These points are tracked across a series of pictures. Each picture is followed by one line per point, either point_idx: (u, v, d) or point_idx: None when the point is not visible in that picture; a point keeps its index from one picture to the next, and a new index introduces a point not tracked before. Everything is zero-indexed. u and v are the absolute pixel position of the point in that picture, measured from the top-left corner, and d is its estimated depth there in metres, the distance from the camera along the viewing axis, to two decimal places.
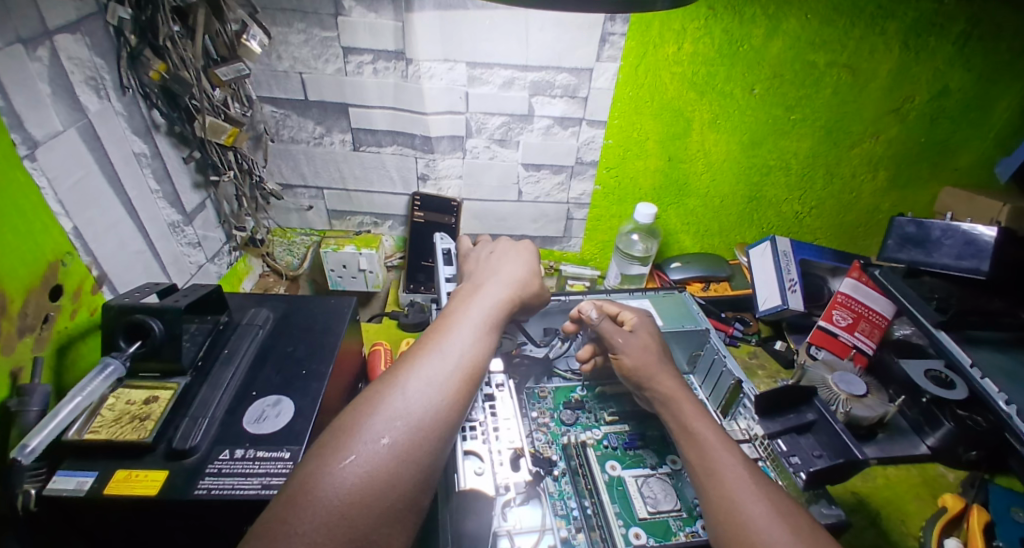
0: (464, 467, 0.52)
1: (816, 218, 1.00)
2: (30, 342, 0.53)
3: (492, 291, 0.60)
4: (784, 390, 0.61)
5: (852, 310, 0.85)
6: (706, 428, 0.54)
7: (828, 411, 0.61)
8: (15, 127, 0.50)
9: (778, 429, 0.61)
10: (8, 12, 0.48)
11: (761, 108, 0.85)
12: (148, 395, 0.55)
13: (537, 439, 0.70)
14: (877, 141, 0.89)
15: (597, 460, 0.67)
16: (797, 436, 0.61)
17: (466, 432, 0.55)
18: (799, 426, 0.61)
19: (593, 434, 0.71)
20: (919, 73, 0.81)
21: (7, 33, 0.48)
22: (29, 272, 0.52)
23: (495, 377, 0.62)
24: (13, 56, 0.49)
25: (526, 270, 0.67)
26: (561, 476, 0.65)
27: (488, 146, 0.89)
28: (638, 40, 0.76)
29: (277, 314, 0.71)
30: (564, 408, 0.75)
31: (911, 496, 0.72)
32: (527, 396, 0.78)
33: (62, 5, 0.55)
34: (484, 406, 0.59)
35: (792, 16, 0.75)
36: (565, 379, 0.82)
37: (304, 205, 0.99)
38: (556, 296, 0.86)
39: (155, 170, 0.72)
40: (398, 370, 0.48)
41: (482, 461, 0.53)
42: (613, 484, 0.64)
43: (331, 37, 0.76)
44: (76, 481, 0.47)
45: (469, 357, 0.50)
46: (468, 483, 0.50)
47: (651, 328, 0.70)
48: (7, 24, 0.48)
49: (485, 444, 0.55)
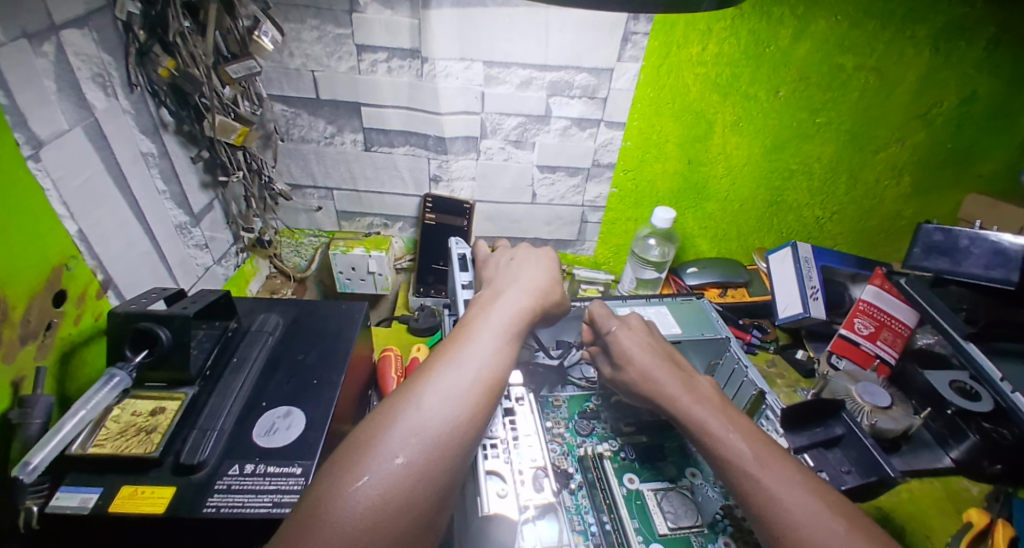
0: (488, 489, 0.48)
1: (836, 223, 0.98)
2: (33, 350, 0.51)
3: (512, 299, 0.58)
4: (811, 403, 0.59)
5: (874, 318, 0.83)
6: (718, 426, 0.50)
7: (856, 425, 0.59)
8: (19, 127, 0.48)
9: (805, 443, 0.60)
10: (14, 6, 0.46)
11: (785, 111, 0.82)
12: (154, 406, 0.54)
13: (553, 451, 0.68)
14: (903, 146, 0.87)
15: (614, 472, 0.65)
16: (825, 451, 0.60)
17: (487, 450, 0.51)
18: (827, 441, 0.60)
19: (611, 445, 0.69)
20: (949, 77, 0.79)
21: (12, 28, 0.46)
22: (34, 276, 0.50)
23: (514, 390, 0.60)
24: (18, 51, 0.47)
25: (545, 275, 0.64)
26: (578, 489, 0.64)
27: (503, 147, 0.87)
28: (661, 40, 0.74)
29: (287, 319, 0.69)
30: (579, 418, 0.74)
31: (932, 510, 0.69)
32: (541, 404, 0.76)
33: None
34: (504, 422, 0.55)
35: (821, 18, 0.73)
36: (579, 387, 0.80)
37: (313, 205, 0.97)
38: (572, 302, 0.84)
39: (162, 171, 0.70)
40: (414, 382, 0.46)
41: (505, 482, 0.49)
42: (631, 497, 0.62)
43: (345, 34, 0.74)
44: (80, 497, 0.45)
45: (489, 370, 0.48)
46: (492, 506, 0.46)
47: (630, 341, 0.61)
48: (11, 18, 0.46)
49: (507, 462, 0.51)
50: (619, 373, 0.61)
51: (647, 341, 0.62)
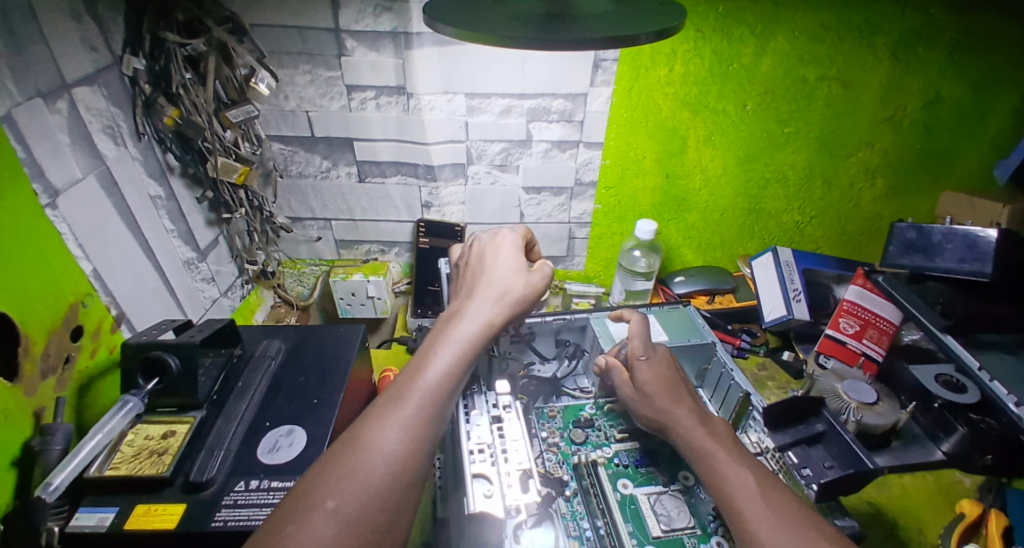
0: (473, 490, 0.50)
1: (817, 227, 1.01)
2: (52, 384, 0.55)
3: (484, 310, 0.53)
4: (792, 400, 0.62)
5: (860, 317, 0.84)
6: (727, 459, 0.52)
7: (837, 423, 0.61)
8: (37, 177, 0.53)
9: (788, 441, 0.62)
10: (28, 69, 0.51)
11: (755, 123, 0.86)
12: (166, 430, 0.57)
13: (547, 460, 0.70)
14: (873, 150, 0.90)
15: (608, 479, 0.66)
16: (808, 448, 0.62)
17: (473, 454, 0.54)
18: (809, 437, 0.62)
19: (604, 452, 0.70)
20: (910, 83, 0.83)
21: (27, 87, 0.51)
22: (51, 315, 0.54)
23: (501, 398, 0.62)
24: (33, 108, 0.52)
25: (519, 281, 0.57)
26: (573, 496, 0.66)
27: (489, 171, 0.92)
28: (630, 65, 0.79)
29: (289, 344, 0.72)
30: (574, 427, 0.75)
31: (926, 505, 0.70)
32: (537, 416, 0.78)
33: (80, 60, 0.58)
34: (491, 428, 0.58)
35: (780, 35, 0.77)
36: (574, 397, 0.83)
37: (312, 236, 1.02)
38: (560, 314, 0.86)
39: (169, 211, 0.75)
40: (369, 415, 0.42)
41: (490, 484, 0.51)
42: (625, 502, 0.63)
43: (335, 76, 0.80)
44: (98, 516, 0.49)
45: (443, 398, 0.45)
46: (478, 506, 0.49)
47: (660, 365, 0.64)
48: (26, 79, 0.51)
49: (493, 466, 0.53)
50: (636, 397, 0.64)
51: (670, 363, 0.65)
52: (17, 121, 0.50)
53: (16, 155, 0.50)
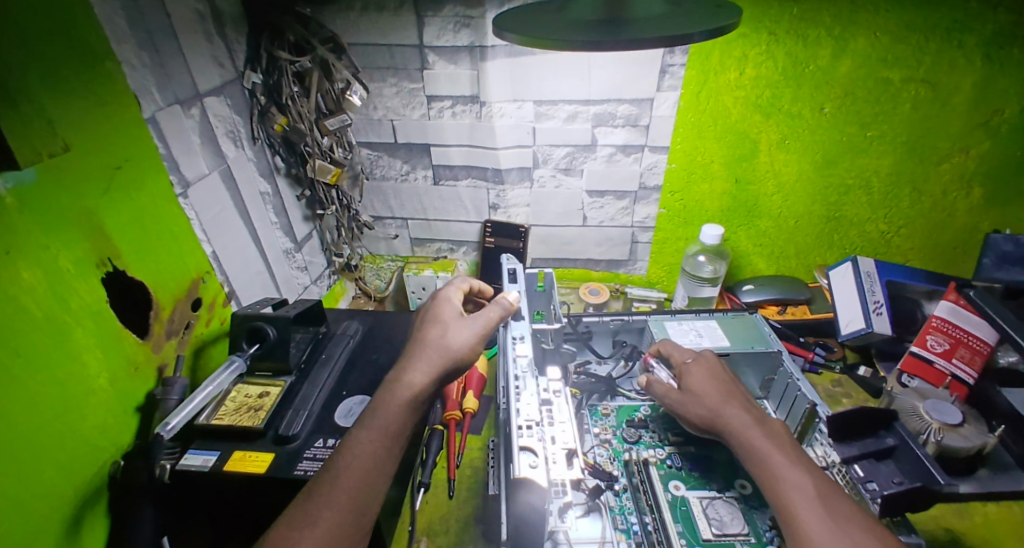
0: (519, 459, 0.52)
1: (905, 238, 0.93)
2: (174, 343, 0.66)
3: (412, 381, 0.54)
4: (862, 412, 0.57)
5: (949, 335, 0.76)
6: (785, 462, 0.50)
7: (911, 438, 0.57)
8: (173, 170, 0.65)
9: (855, 453, 0.58)
10: (169, 80, 0.63)
11: (833, 127, 0.82)
12: (261, 390, 0.66)
13: (598, 455, 0.71)
14: (969, 156, 0.82)
15: (660, 479, 0.66)
16: (876, 462, 0.58)
17: (523, 429, 0.56)
18: (878, 451, 0.58)
19: (656, 452, 0.70)
20: (1008, 85, 0.75)
21: (168, 94, 0.63)
22: (178, 285, 0.65)
23: (551, 384, 0.64)
24: (171, 112, 0.63)
25: (467, 336, 0.58)
26: (622, 491, 0.66)
27: (553, 175, 0.96)
28: (697, 69, 0.79)
29: (365, 326, 0.80)
30: (626, 426, 0.75)
31: (1010, 536, 0.64)
32: (589, 412, 0.79)
33: (210, 74, 0.70)
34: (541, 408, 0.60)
35: (860, 35, 0.74)
36: (629, 397, 0.82)
37: (390, 234, 1.11)
38: (619, 315, 0.86)
39: (274, 205, 0.87)
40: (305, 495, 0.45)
41: (536, 455, 0.52)
42: (676, 503, 0.63)
43: (417, 87, 0.88)
44: (201, 458, 0.57)
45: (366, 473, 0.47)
46: (522, 472, 0.50)
47: (711, 368, 0.64)
48: (168, 88, 0.63)
49: (540, 441, 0.55)
50: (681, 404, 0.63)
51: (723, 367, 0.65)
52: (159, 122, 0.62)
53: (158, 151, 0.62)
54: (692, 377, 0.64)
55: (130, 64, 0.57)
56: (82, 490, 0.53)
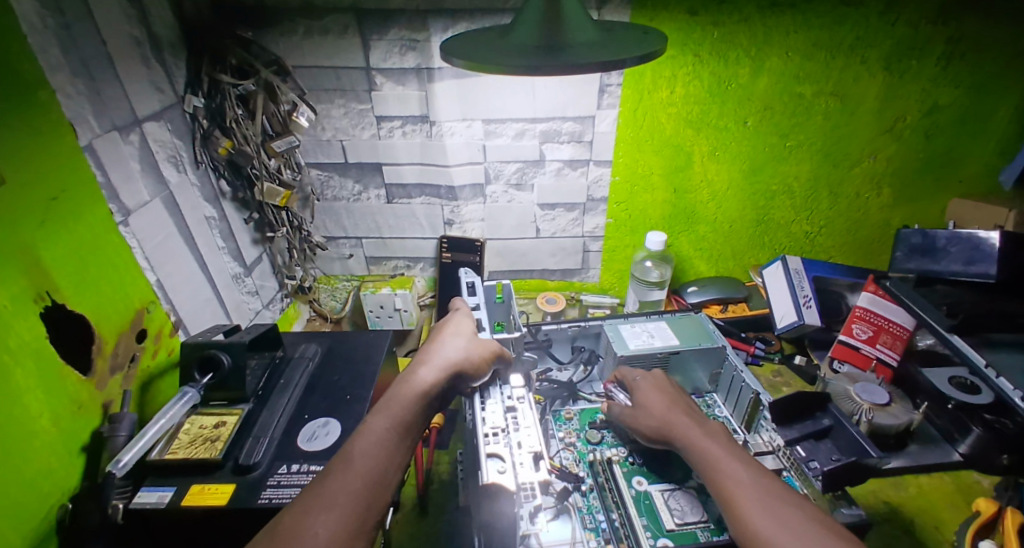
0: (488, 466, 0.54)
1: (826, 236, 1.03)
2: (119, 378, 0.63)
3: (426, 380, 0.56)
4: (800, 396, 0.68)
5: (872, 322, 0.86)
6: (724, 457, 0.53)
7: (843, 418, 0.68)
8: (112, 198, 0.62)
9: (796, 435, 0.67)
10: (105, 107, 0.61)
11: (757, 138, 0.91)
12: (217, 420, 0.63)
13: (564, 458, 0.74)
14: (876, 159, 0.93)
15: (623, 475, 0.69)
16: (816, 442, 0.67)
17: (489, 437, 0.58)
18: (817, 432, 0.67)
19: (619, 451, 0.74)
20: (909, 92, 0.86)
21: (106, 122, 0.61)
22: (121, 317, 0.63)
23: (515, 391, 0.66)
24: (108, 139, 0.62)
25: (462, 352, 0.62)
26: (589, 491, 0.68)
27: (506, 190, 0.99)
28: (633, 88, 0.85)
29: (323, 348, 0.79)
30: (590, 428, 0.79)
31: (943, 504, 0.71)
32: (553, 418, 0.82)
33: (149, 100, 0.69)
34: (506, 415, 0.62)
35: (774, 55, 0.82)
36: (589, 401, 0.86)
37: (345, 254, 1.10)
38: (578, 321, 0.91)
39: (221, 230, 0.85)
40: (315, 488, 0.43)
41: (504, 460, 0.55)
42: (640, 497, 0.66)
43: (366, 108, 0.89)
44: (157, 495, 0.54)
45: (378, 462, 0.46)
46: (490, 477, 0.52)
47: (658, 385, 0.69)
48: (106, 115, 0.61)
49: (507, 447, 0.57)
50: (636, 419, 0.66)
51: (669, 384, 0.70)
52: (96, 150, 0.60)
53: (97, 180, 0.60)
54: (644, 394, 0.68)
55: (65, 93, 0.55)
56: (28, 538, 0.50)
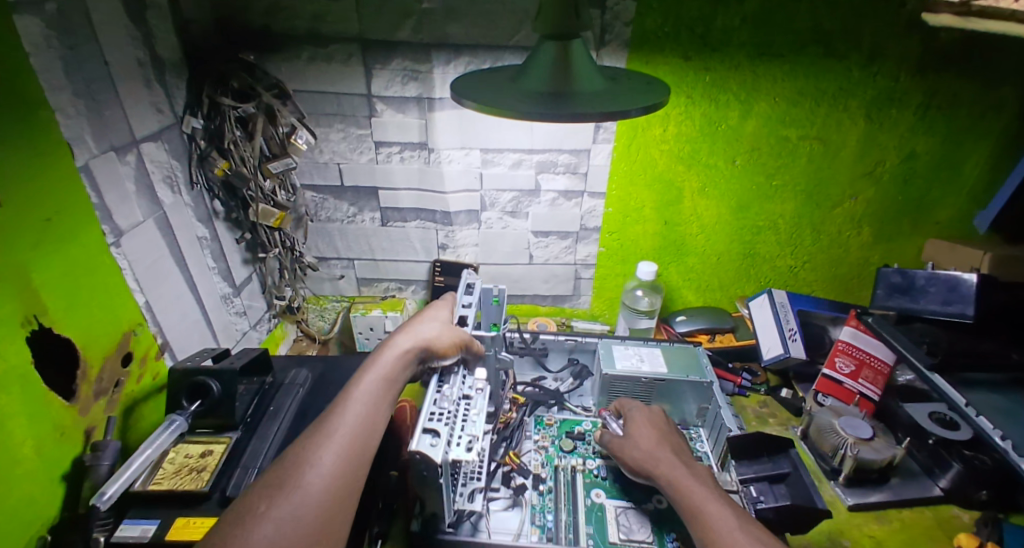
0: (422, 438, 0.55)
1: (809, 271, 1.06)
2: (103, 404, 0.61)
3: (401, 347, 0.64)
4: (760, 438, 0.71)
5: (854, 357, 0.88)
6: (709, 496, 0.56)
7: (800, 464, 0.70)
8: (106, 220, 0.61)
9: (752, 475, 0.71)
10: (105, 128, 0.61)
11: (744, 177, 0.94)
12: (204, 449, 0.62)
13: (532, 459, 0.78)
14: (856, 201, 0.97)
15: (583, 486, 0.73)
16: (770, 484, 0.71)
17: (433, 415, 0.59)
18: (773, 475, 0.71)
19: (587, 462, 0.77)
20: (887, 139, 0.90)
21: (104, 142, 0.61)
22: (108, 340, 0.61)
23: (476, 382, 0.68)
24: (105, 160, 0.61)
25: (435, 330, 0.69)
26: (546, 492, 0.72)
27: (500, 217, 1.00)
28: (628, 126, 0.88)
29: (314, 373, 0.78)
30: (565, 437, 0.82)
31: (923, 538, 0.73)
32: (534, 422, 0.86)
33: (148, 121, 0.69)
34: (460, 402, 0.64)
35: (762, 100, 0.86)
36: (574, 412, 0.89)
37: (336, 274, 1.10)
38: (572, 336, 0.97)
39: (212, 250, 0.84)
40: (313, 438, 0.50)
41: (439, 437, 0.56)
42: (593, 508, 0.70)
43: (365, 134, 0.90)
44: (140, 528, 0.53)
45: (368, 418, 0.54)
46: (419, 447, 0.54)
47: (654, 421, 0.71)
48: (104, 136, 0.61)
49: (447, 427, 0.58)
50: (626, 449, 0.67)
51: (662, 419, 0.72)
52: (93, 170, 0.59)
53: (91, 202, 0.59)
54: (638, 429, 0.69)
55: (65, 113, 0.55)
56: None
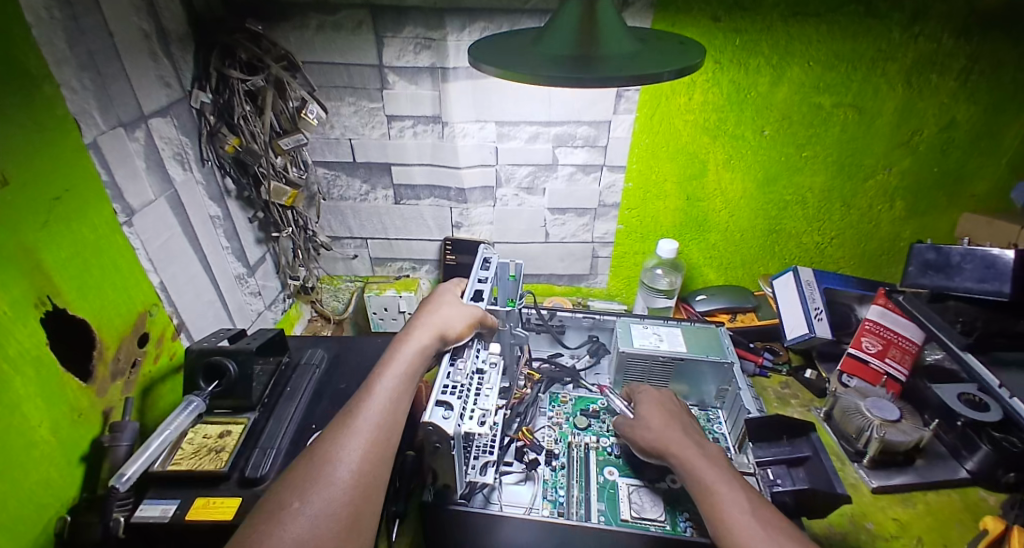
0: (435, 409, 0.55)
1: (836, 247, 1.02)
2: (120, 385, 0.61)
3: (419, 338, 0.62)
4: (775, 418, 0.64)
5: (881, 336, 0.86)
6: (723, 483, 0.54)
7: (822, 448, 0.63)
8: (117, 198, 0.60)
9: (770, 458, 0.64)
10: (112, 102, 0.59)
11: (773, 148, 0.90)
12: (222, 429, 0.62)
13: (546, 434, 0.78)
14: (891, 173, 0.92)
15: (596, 464, 0.72)
16: (788, 468, 0.64)
17: (446, 388, 0.59)
18: (791, 459, 0.64)
19: (600, 440, 0.76)
20: (926, 108, 0.85)
21: (111, 118, 0.59)
22: (123, 321, 0.61)
23: (491, 358, 0.68)
24: (114, 135, 0.59)
25: (456, 316, 0.67)
26: (559, 468, 0.72)
27: (516, 194, 0.97)
28: (652, 94, 0.84)
29: (331, 353, 0.77)
30: (579, 414, 0.82)
31: (951, 521, 0.71)
32: (549, 398, 0.86)
33: (156, 95, 0.66)
34: (473, 375, 0.63)
35: (795, 65, 0.81)
36: (590, 390, 0.88)
37: (349, 254, 1.08)
38: (591, 312, 0.95)
39: (225, 229, 0.82)
40: (337, 430, 0.50)
41: (451, 409, 0.56)
42: (606, 486, 0.69)
43: (377, 107, 0.87)
44: (161, 508, 0.53)
45: (390, 409, 0.53)
46: (432, 418, 0.54)
47: (664, 403, 0.69)
48: (111, 111, 0.59)
49: (460, 400, 0.58)
50: (635, 432, 0.66)
51: (674, 402, 0.70)
52: (102, 147, 0.57)
53: (101, 179, 0.57)
54: (647, 411, 0.68)
55: (71, 87, 0.53)
56: None
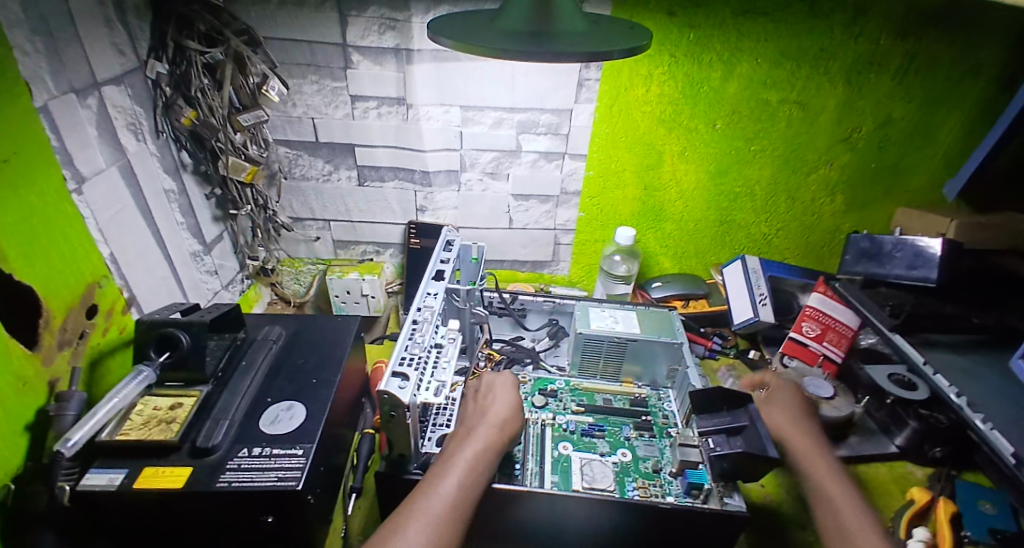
0: (390, 380, 0.56)
1: (783, 239, 1.09)
2: (67, 355, 0.59)
3: (485, 434, 0.57)
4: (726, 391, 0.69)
5: (820, 321, 0.90)
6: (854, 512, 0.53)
7: (757, 418, 0.66)
8: (66, 163, 0.58)
9: (712, 428, 0.67)
10: (64, 68, 0.57)
11: (723, 142, 0.95)
12: (173, 402, 0.60)
13: None
14: (832, 167, 0.98)
15: (551, 439, 0.74)
16: (728, 437, 0.66)
17: (404, 360, 0.60)
18: (730, 429, 0.66)
19: (557, 418, 0.78)
20: (864, 106, 0.91)
21: (63, 83, 0.57)
22: (71, 291, 0.59)
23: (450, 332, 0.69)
24: (65, 102, 0.57)
25: (511, 409, 0.62)
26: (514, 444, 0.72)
27: (480, 179, 0.99)
28: (612, 84, 0.87)
29: (289, 330, 0.77)
30: (538, 394, 0.82)
31: (879, 490, 0.77)
32: None
33: (110, 62, 0.65)
34: (432, 349, 0.64)
35: (744, 61, 0.86)
36: (549, 372, 0.90)
37: (311, 236, 1.07)
38: (554, 296, 1.00)
39: (180, 205, 0.81)
40: (402, 519, 0.46)
41: (407, 380, 0.57)
42: (560, 460, 0.71)
43: (340, 86, 0.87)
44: (107, 477, 0.52)
45: (458, 500, 0.48)
46: (387, 388, 0.55)
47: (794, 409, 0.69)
48: (63, 76, 0.57)
49: (417, 371, 0.59)
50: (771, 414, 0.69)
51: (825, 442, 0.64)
52: (52, 112, 0.56)
53: (51, 144, 0.56)
54: (775, 411, 0.69)
55: (22, 49, 0.51)
56: None
